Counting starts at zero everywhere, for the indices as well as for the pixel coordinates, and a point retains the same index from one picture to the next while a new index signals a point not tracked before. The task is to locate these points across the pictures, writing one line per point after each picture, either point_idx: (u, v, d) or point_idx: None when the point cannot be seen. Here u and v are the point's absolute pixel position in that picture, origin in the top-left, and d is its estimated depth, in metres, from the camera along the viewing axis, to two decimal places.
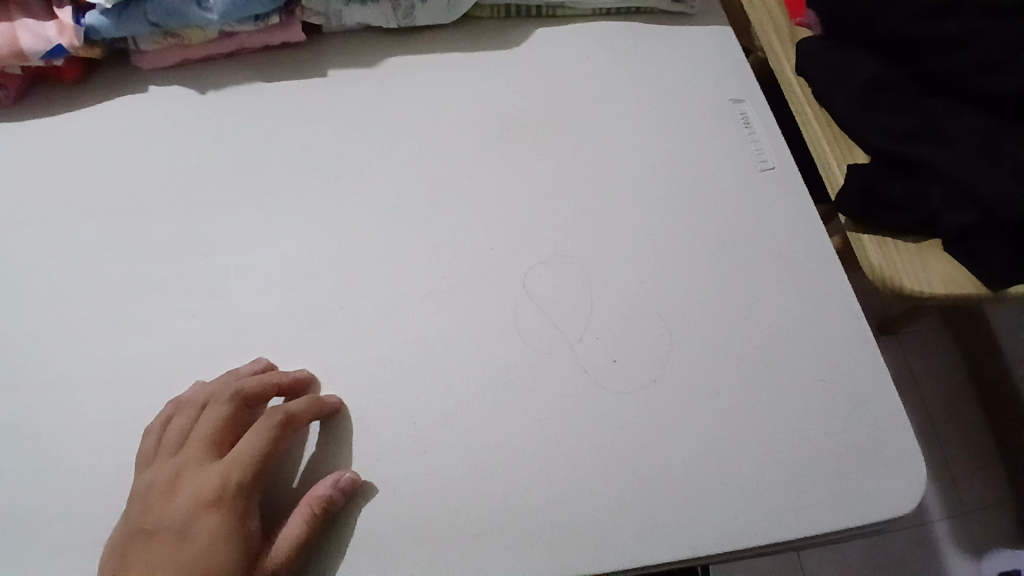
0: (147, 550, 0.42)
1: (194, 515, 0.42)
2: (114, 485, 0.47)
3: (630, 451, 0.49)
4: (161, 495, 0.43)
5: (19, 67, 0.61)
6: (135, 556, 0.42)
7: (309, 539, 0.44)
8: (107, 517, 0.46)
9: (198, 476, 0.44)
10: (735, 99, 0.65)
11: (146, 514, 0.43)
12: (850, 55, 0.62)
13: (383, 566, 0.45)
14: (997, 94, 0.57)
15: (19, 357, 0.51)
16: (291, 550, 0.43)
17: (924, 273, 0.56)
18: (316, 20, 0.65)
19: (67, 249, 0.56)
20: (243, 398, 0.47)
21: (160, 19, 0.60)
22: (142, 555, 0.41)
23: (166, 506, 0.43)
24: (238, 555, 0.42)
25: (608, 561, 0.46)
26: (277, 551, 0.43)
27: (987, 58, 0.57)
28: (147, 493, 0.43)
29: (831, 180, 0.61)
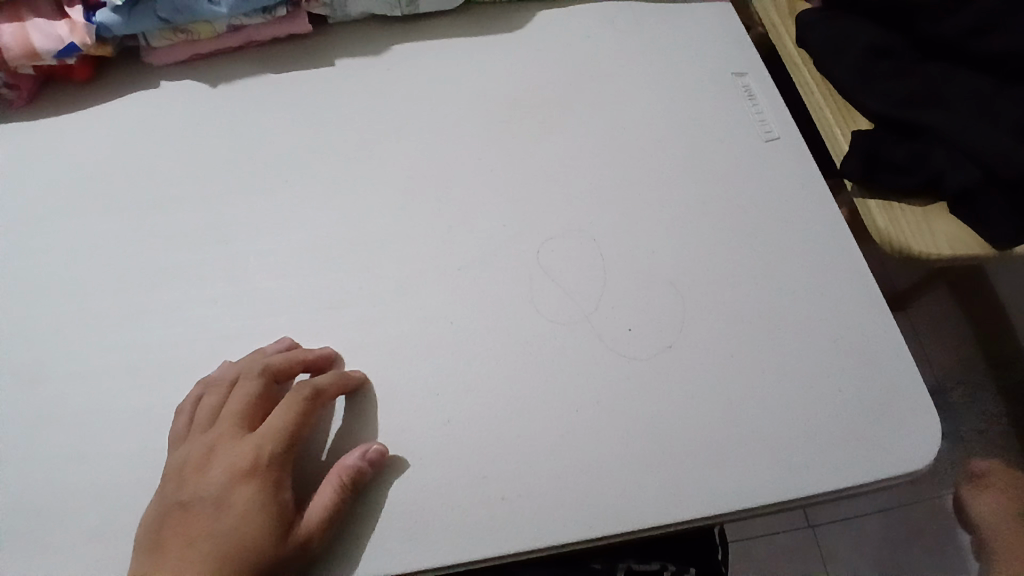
0: (184, 522, 0.43)
1: (229, 488, 0.44)
2: (147, 465, 0.48)
3: (650, 417, 0.50)
4: (195, 469, 0.45)
5: (32, 67, 0.62)
6: (174, 528, 0.43)
7: (341, 509, 0.46)
8: (142, 497, 0.47)
9: (230, 450, 0.45)
10: (737, 72, 0.66)
11: (182, 487, 0.44)
12: (848, 23, 0.63)
13: (413, 534, 0.46)
14: (992, 53, 0.58)
15: (47, 348, 0.53)
16: (323, 518, 0.45)
17: (932, 234, 0.57)
18: (321, 11, 0.66)
19: (87, 242, 0.57)
20: (271, 374, 0.48)
21: (169, 15, 0.62)
22: (180, 527, 0.43)
23: (201, 479, 0.44)
24: (272, 524, 0.43)
25: (632, 522, 0.47)
26: (310, 520, 0.44)
27: (980, 19, 0.58)
28: (182, 469, 0.45)
29: (835, 147, 0.62)
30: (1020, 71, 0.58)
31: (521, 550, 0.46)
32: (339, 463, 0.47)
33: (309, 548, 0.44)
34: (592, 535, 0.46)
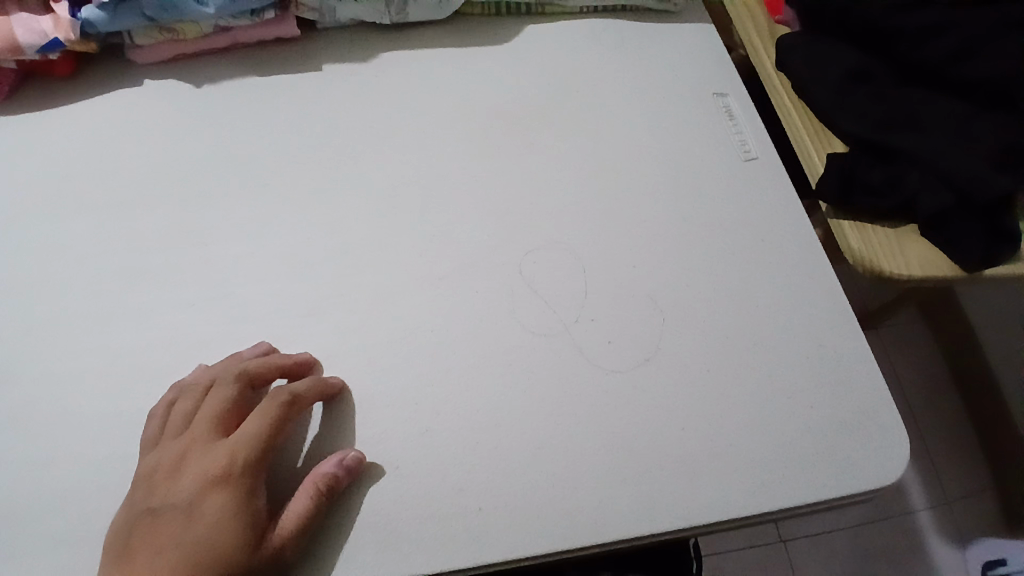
0: (154, 529, 0.42)
1: (201, 494, 0.43)
2: (116, 470, 0.47)
3: (626, 429, 0.51)
4: (167, 475, 0.44)
5: (12, 61, 0.61)
6: (142, 535, 0.42)
7: (316, 517, 0.45)
8: (109, 504, 0.46)
9: (203, 456, 0.45)
10: (719, 92, 0.68)
11: (152, 494, 0.44)
12: (827, 47, 0.65)
13: (388, 544, 0.46)
14: (968, 81, 0.60)
15: (15, 348, 0.51)
16: (297, 526, 0.44)
17: (903, 255, 0.59)
18: (310, 16, 0.66)
19: (62, 240, 0.56)
20: (248, 380, 0.47)
21: (155, 14, 0.61)
22: (149, 534, 0.42)
23: (171, 486, 0.44)
24: (244, 532, 0.43)
25: (607, 534, 0.47)
26: (283, 529, 0.44)
27: (957, 47, 0.60)
28: (153, 475, 0.44)
29: (811, 169, 0.64)
30: (996, 98, 0.60)
31: (497, 562, 0.46)
32: (314, 470, 0.47)
33: (282, 556, 0.44)
34: (568, 547, 0.46)
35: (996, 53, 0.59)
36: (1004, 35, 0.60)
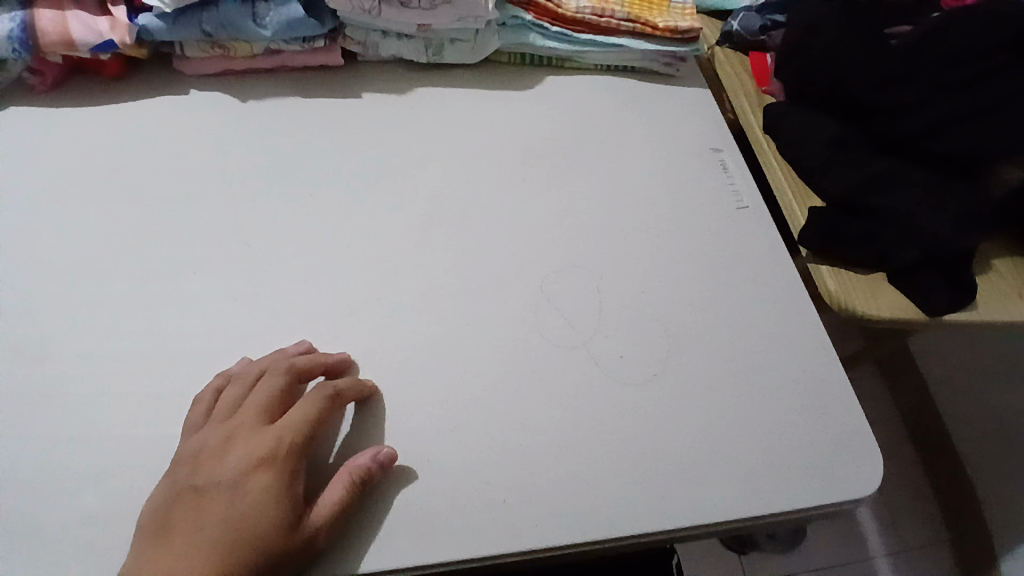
0: (196, 506, 0.45)
1: (245, 475, 0.46)
2: (155, 452, 0.49)
3: (639, 435, 0.55)
4: (212, 456, 0.47)
5: (60, 56, 0.65)
6: (184, 511, 0.44)
7: (349, 507, 0.47)
8: (143, 482, 0.48)
9: (249, 440, 0.47)
10: (715, 148, 0.76)
11: (196, 472, 0.46)
12: (812, 117, 0.75)
13: (417, 532, 0.48)
14: (937, 152, 0.70)
15: (53, 328, 0.54)
16: (333, 514, 0.46)
17: (874, 299, 0.68)
18: (355, 48, 0.72)
19: (108, 229, 0.59)
20: (296, 373, 0.51)
21: (213, 29, 0.66)
22: (191, 510, 0.44)
23: (216, 465, 0.46)
24: (282, 514, 0.45)
25: (621, 529, 0.50)
26: (320, 515, 0.46)
27: (929, 124, 0.69)
28: (198, 455, 0.47)
29: (794, 221, 0.73)
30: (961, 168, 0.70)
31: (517, 553, 0.49)
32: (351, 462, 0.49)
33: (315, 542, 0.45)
34: (586, 540, 0.50)
35: (964, 130, 0.68)
36: (975, 114, 0.69)
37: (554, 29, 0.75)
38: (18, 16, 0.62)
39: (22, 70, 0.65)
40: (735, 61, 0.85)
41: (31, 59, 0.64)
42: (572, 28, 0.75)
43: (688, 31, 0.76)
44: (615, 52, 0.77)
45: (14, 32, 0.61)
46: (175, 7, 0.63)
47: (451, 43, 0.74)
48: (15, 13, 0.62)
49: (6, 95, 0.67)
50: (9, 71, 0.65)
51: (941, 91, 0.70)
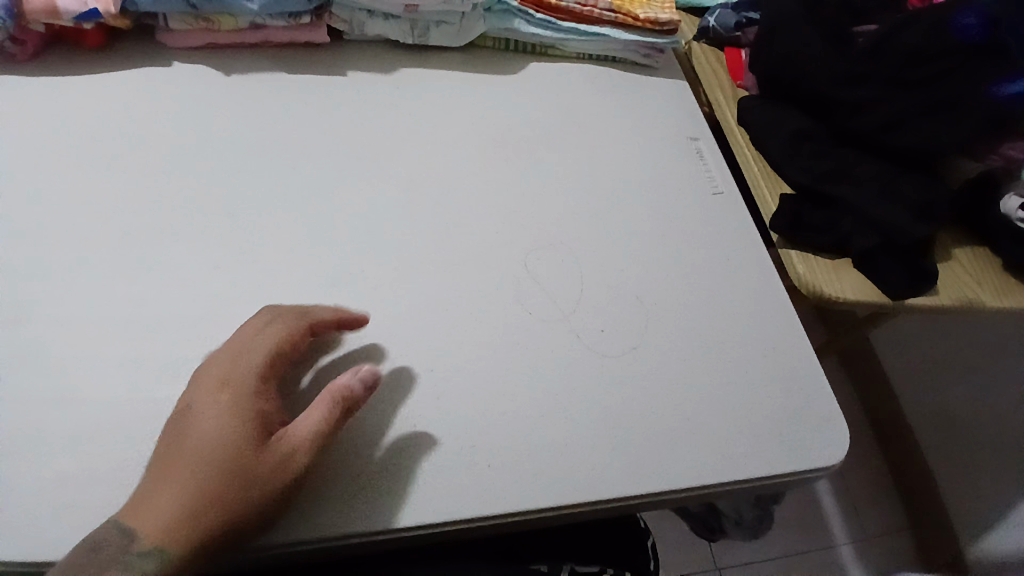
0: (176, 433, 0.45)
1: (227, 403, 0.45)
2: (133, 416, 0.49)
3: (618, 403, 0.57)
4: (192, 387, 0.47)
5: (42, 24, 0.64)
6: (166, 440, 0.45)
7: (330, 432, 0.47)
8: (122, 447, 0.48)
9: (228, 369, 0.47)
10: (692, 136, 0.79)
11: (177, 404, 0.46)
12: (780, 111, 0.79)
13: (400, 493, 0.49)
14: (896, 147, 0.74)
15: (28, 292, 0.53)
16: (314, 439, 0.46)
17: (840, 283, 0.71)
18: (341, 26, 0.72)
19: (85, 196, 0.59)
20: (272, 311, 0.51)
21: (199, 3, 0.66)
22: (172, 438, 0.45)
23: (195, 393, 0.46)
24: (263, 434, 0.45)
25: (598, 493, 0.52)
26: (302, 441, 0.46)
27: (886, 119, 0.74)
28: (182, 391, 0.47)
29: (766, 208, 0.76)
30: (917, 161, 0.74)
31: (497, 515, 0.50)
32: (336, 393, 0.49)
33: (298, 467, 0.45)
34: (565, 505, 0.51)
35: (918, 125, 0.73)
36: (929, 111, 0.73)
37: (538, 16, 0.76)
38: None
39: (4, 40, 0.64)
40: (710, 55, 0.88)
41: (13, 29, 0.63)
42: (556, 16, 0.77)
43: (667, 23, 0.79)
44: (598, 41, 0.79)
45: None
46: None
47: (437, 25, 0.75)
48: None
49: None
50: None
51: (897, 89, 0.74)
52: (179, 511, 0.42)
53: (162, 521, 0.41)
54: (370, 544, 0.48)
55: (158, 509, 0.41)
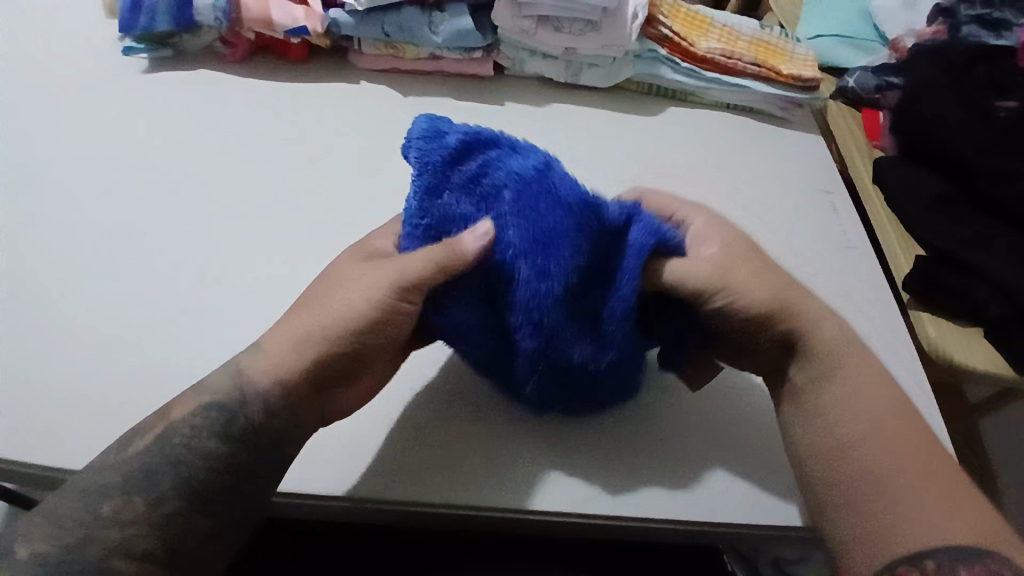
0: (312, 300, 0.50)
1: (347, 266, 0.51)
2: None
3: (738, 429, 0.56)
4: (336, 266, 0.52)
5: (254, 32, 0.78)
6: (309, 303, 0.51)
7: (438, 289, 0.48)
8: None
9: (360, 246, 0.53)
10: (825, 190, 0.80)
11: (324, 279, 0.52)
12: (919, 174, 0.79)
13: (419, 475, 0.51)
14: None
15: (227, 257, 0.62)
16: (378, 286, 0.47)
17: (970, 350, 0.69)
18: (505, 62, 0.81)
19: (279, 184, 0.69)
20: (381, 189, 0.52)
21: (392, 31, 0.76)
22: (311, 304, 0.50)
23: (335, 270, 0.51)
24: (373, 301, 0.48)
25: (697, 513, 0.51)
26: (380, 284, 0.47)
27: None
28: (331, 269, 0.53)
29: (897, 267, 0.76)
30: None
31: (512, 509, 0.50)
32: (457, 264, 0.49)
33: (381, 323, 0.47)
34: (651, 514, 0.51)
35: None
36: None
37: (684, 65, 0.82)
38: None
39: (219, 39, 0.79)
40: (847, 115, 0.90)
41: (228, 30, 0.78)
42: (701, 66, 0.82)
43: (808, 80, 0.83)
44: (738, 92, 0.83)
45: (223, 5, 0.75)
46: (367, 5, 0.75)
47: (590, 67, 0.81)
48: None
49: (201, 59, 0.81)
50: (204, 38, 0.79)
51: None
52: (280, 337, 0.49)
53: (270, 351, 0.49)
54: (375, 513, 0.51)
55: (272, 353, 0.49)
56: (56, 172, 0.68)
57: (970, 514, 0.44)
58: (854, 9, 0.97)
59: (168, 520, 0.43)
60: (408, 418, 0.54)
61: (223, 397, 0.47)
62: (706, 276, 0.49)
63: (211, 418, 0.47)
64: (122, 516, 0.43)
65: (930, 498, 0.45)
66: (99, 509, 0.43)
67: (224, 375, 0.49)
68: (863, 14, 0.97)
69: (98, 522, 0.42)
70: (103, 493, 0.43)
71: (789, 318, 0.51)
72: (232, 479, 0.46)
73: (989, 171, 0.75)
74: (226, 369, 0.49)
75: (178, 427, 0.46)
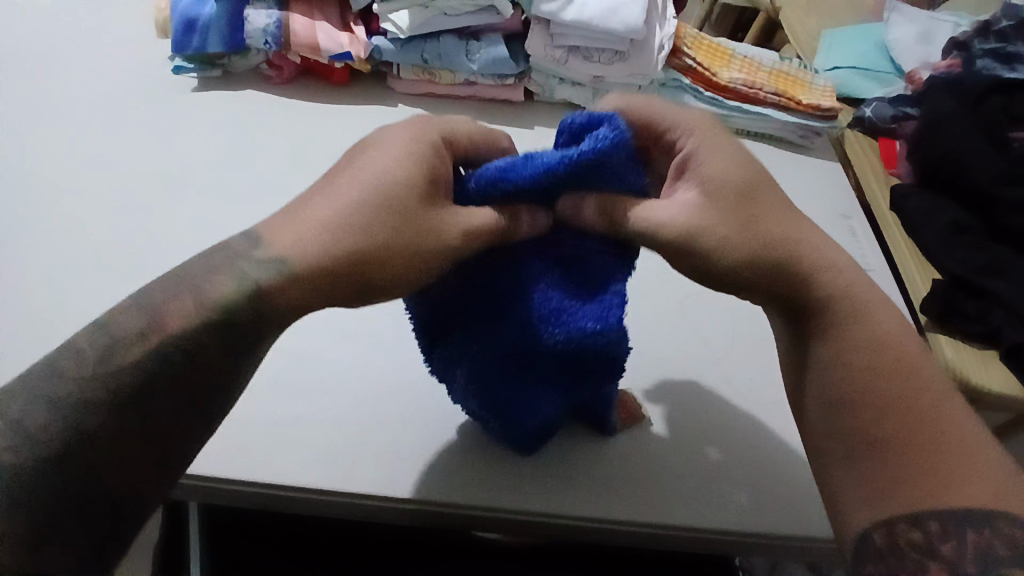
0: (330, 190, 0.46)
1: (414, 194, 0.44)
2: (344, 372, 0.59)
3: (760, 446, 0.58)
4: (356, 159, 0.47)
5: (299, 56, 0.83)
6: (325, 192, 0.46)
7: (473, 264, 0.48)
8: (322, 400, 0.57)
9: (428, 162, 0.45)
10: (844, 215, 0.82)
11: (342, 168, 0.47)
12: (936, 202, 0.81)
13: (402, 467, 0.54)
14: None
15: None
16: (438, 256, 0.45)
17: (988, 372, 0.70)
18: (535, 88, 0.85)
19: None
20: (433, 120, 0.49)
21: (430, 58, 0.80)
22: (326, 191, 0.46)
23: (359, 164, 0.47)
24: (403, 225, 0.44)
25: (710, 525, 0.53)
26: (443, 255, 0.45)
27: None
28: (349, 159, 0.48)
29: (915, 292, 0.77)
30: None
31: (509, 510, 0.53)
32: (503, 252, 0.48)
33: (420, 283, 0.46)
34: (647, 520, 0.53)
35: None
36: None
37: (706, 95, 0.85)
38: (277, 16, 0.81)
39: (266, 63, 0.84)
40: (864, 143, 0.92)
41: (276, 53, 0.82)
42: (723, 95, 0.85)
43: (828, 110, 0.86)
44: (759, 120, 0.86)
45: (273, 30, 0.80)
46: (409, 33, 0.79)
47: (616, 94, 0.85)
48: (274, 13, 0.81)
49: (248, 80, 0.86)
50: (251, 61, 0.84)
51: None
52: (289, 228, 0.45)
53: (295, 268, 0.43)
54: (369, 509, 0.53)
55: (285, 241, 0.44)
56: (111, 183, 0.72)
57: (973, 489, 0.42)
58: (870, 44, 1.01)
59: (119, 442, 0.40)
60: (412, 419, 0.57)
61: (217, 317, 0.42)
62: (601, 218, 0.46)
63: (195, 337, 0.42)
64: (74, 432, 0.39)
65: (920, 467, 0.43)
66: (53, 425, 0.39)
67: (226, 281, 0.43)
68: (880, 48, 1.01)
69: (43, 437, 0.39)
70: (65, 404, 0.39)
71: (695, 257, 0.47)
72: (193, 399, 0.42)
73: (1003, 201, 0.78)
74: (231, 272, 0.44)
75: (158, 341, 0.41)
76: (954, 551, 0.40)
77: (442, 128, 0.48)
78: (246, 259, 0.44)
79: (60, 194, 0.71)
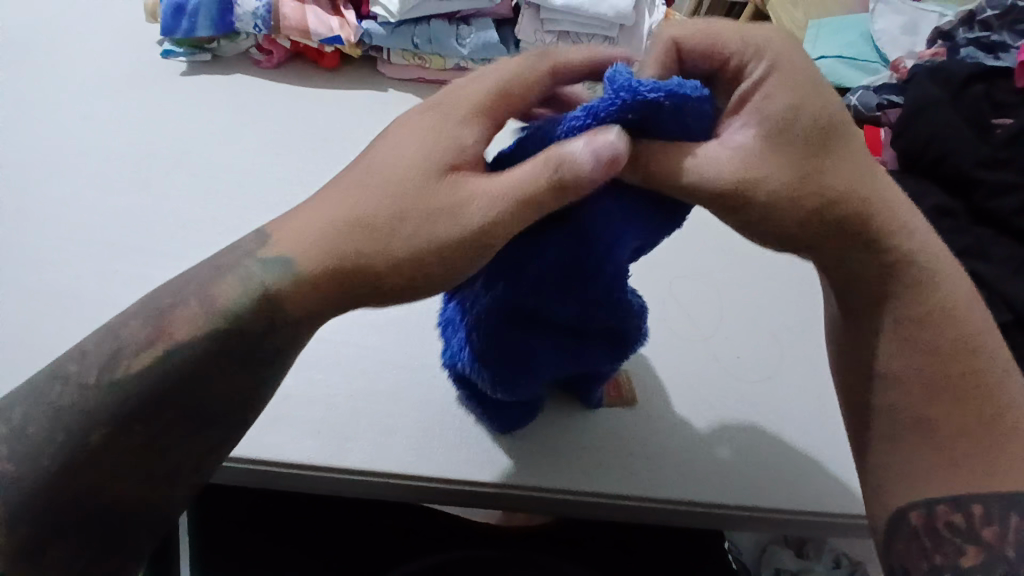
0: (359, 180, 0.41)
1: (449, 179, 0.40)
2: (331, 354, 0.59)
3: (748, 421, 0.59)
4: (385, 143, 0.42)
5: (290, 40, 0.83)
6: (350, 181, 0.41)
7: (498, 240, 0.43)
8: (309, 379, 0.57)
9: (462, 143, 0.41)
10: None
11: (368, 154, 0.43)
12: (919, 187, 0.83)
13: (389, 444, 0.54)
14: None
15: None
16: (469, 247, 0.39)
17: None
18: None
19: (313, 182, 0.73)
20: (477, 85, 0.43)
21: (420, 42, 0.81)
22: (354, 181, 0.41)
23: (389, 148, 0.42)
24: (446, 212, 0.39)
25: (694, 498, 0.55)
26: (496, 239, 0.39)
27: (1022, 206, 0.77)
28: (377, 144, 0.43)
29: None
30: None
31: (494, 485, 0.54)
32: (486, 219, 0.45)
33: (454, 278, 0.40)
34: (631, 494, 0.54)
35: None
36: None
37: None
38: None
39: (255, 47, 0.84)
40: None
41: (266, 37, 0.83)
42: None
43: None
44: None
45: (262, 13, 0.81)
46: (400, 16, 0.80)
47: None
48: None
49: (236, 64, 0.85)
50: (241, 44, 0.84)
51: None
52: (311, 220, 0.41)
53: (307, 269, 0.40)
54: (361, 485, 0.54)
55: (304, 239, 0.40)
56: (98, 169, 0.72)
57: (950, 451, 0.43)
58: (855, 33, 1.03)
59: (127, 450, 0.40)
60: (401, 396, 0.57)
61: (229, 321, 0.40)
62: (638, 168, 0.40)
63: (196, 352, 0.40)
64: (76, 441, 0.39)
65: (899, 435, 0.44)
66: (54, 433, 0.39)
67: (232, 283, 0.41)
68: (865, 38, 1.03)
69: (43, 447, 0.39)
70: (65, 413, 0.40)
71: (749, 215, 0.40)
72: (191, 410, 0.41)
73: (985, 185, 0.79)
74: (236, 273, 0.41)
75: (169, 348, 0.40)
76: (996, 536, 0.41)
77: (468, 97, 0.42)
78: (255, 260, 0.41)
79: (47, 182, 0.70)
